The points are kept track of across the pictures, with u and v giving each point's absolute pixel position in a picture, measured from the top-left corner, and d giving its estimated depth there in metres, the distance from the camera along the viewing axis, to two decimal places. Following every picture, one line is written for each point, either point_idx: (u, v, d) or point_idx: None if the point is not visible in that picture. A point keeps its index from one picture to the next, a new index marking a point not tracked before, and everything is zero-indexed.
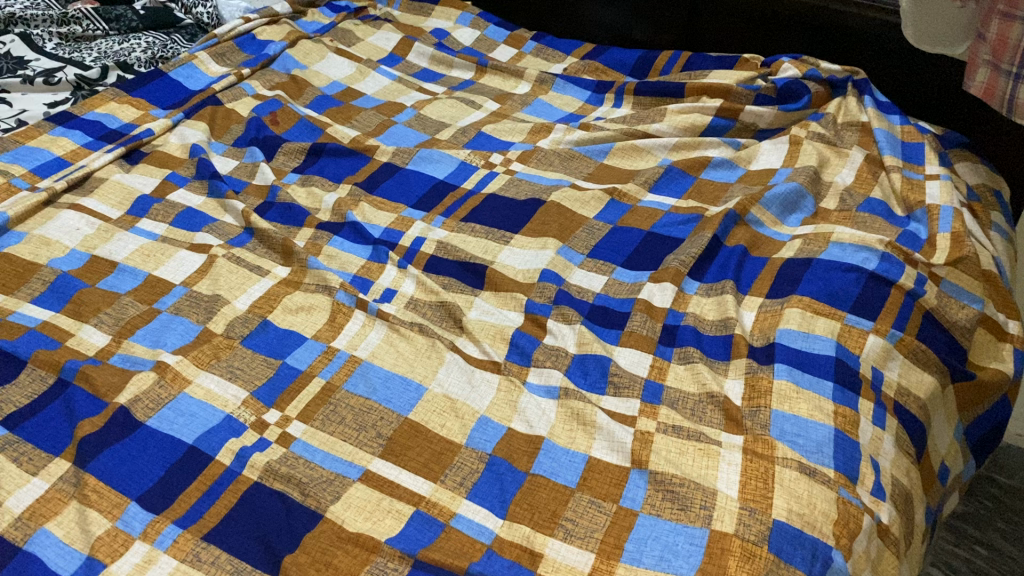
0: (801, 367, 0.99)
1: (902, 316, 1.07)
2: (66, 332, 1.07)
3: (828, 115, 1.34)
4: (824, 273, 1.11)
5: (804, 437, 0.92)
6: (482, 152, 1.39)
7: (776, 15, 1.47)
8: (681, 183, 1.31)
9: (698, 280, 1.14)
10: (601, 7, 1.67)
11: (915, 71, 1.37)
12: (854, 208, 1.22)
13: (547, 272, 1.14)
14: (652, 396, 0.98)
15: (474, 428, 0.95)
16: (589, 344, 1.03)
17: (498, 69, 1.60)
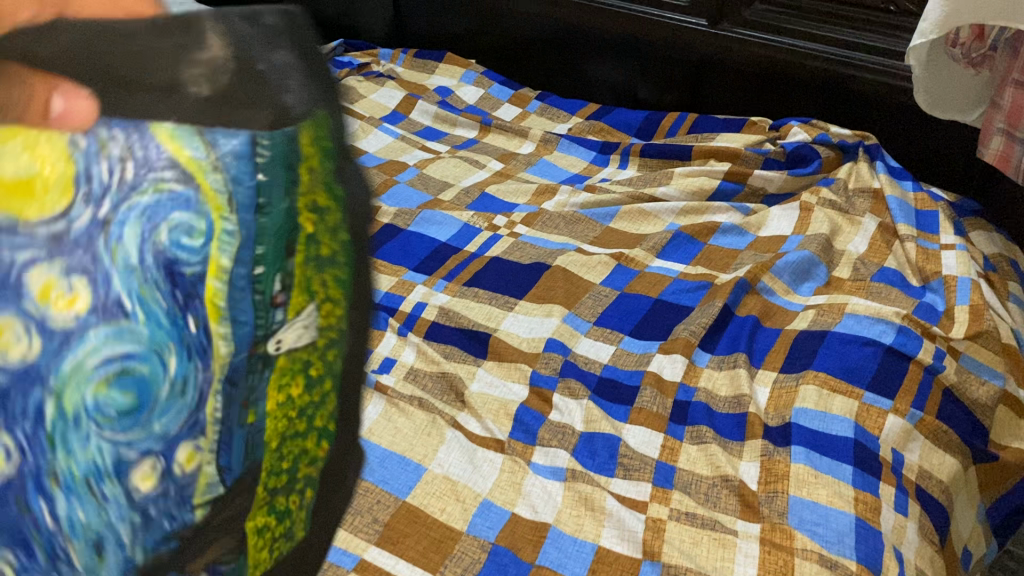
0: (820, 450, 0.95)
1: (922, 394, 1.03)
2: None
3: (839, 181, 1.31)
4: (840, 346, 1.07)
5: (824, 525, 0.87)
6: (486, 215, 1.36)
7: (785, 79, 1.45)
8: (690, 249, 1.28)
9: (710, 351, 1.10)
10: (606, 67, 1.66)
11: (925, 137, 1.35)
12: (867, 278, 1.19)
13: (553, 342, 1.10)
14: (663, 479, 0.94)
15: (476, 513, 0.90)
16: (597, 421, 0.99)
17: (503, 129, 1.58)
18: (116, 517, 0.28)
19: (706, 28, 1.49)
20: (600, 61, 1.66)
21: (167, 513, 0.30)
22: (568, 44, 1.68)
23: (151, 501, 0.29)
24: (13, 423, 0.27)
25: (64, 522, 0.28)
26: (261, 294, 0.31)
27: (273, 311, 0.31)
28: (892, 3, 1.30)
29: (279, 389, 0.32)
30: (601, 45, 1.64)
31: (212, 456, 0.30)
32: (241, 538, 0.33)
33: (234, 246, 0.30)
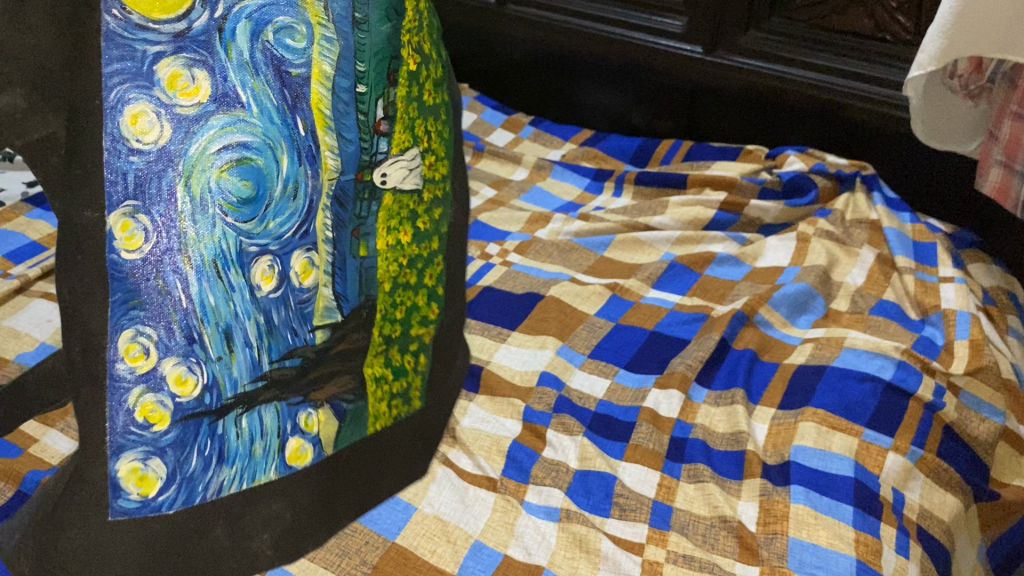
0: (819, 490, 0.93)
1: (922, 431, 1.01)
2: (30, 437, 0.99)
3: (836, 212, 1.30)
4: (838, 382, 1.05)
5: (825, 569, 0.85)
6: (479, 243, 1.35)
7: (780, 106, 1.44)
8: (686, 280, 1.26)
9: (707, 386, 1.08)
10: (599, 92, 1.64)
11: (922, 166, 1.34)
12: (866, 311, 1.18)
13: (547, 375, 1.08)
14: (660, 520, 0.91)
15: (468, 555, 0.87)
16: (592, 459, 0.97)
17: (496, 154, 1.56)
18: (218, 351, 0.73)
19: (700, 55, 1.47)
20: (593, 86, 1.64)
21: (290, 327, 0.78)
22: (561, 69, 1.67)
23: (267, 297, 0.75)
24: (146, 207, 0.67)
25: (195, 301, 0.70)
26: (369, 121, 0.79)
27: (380, 134, 0.81)
28: (885, 31, 1.31)
29: (388, 232, 0.86)
30: (595, 71, 1.62)
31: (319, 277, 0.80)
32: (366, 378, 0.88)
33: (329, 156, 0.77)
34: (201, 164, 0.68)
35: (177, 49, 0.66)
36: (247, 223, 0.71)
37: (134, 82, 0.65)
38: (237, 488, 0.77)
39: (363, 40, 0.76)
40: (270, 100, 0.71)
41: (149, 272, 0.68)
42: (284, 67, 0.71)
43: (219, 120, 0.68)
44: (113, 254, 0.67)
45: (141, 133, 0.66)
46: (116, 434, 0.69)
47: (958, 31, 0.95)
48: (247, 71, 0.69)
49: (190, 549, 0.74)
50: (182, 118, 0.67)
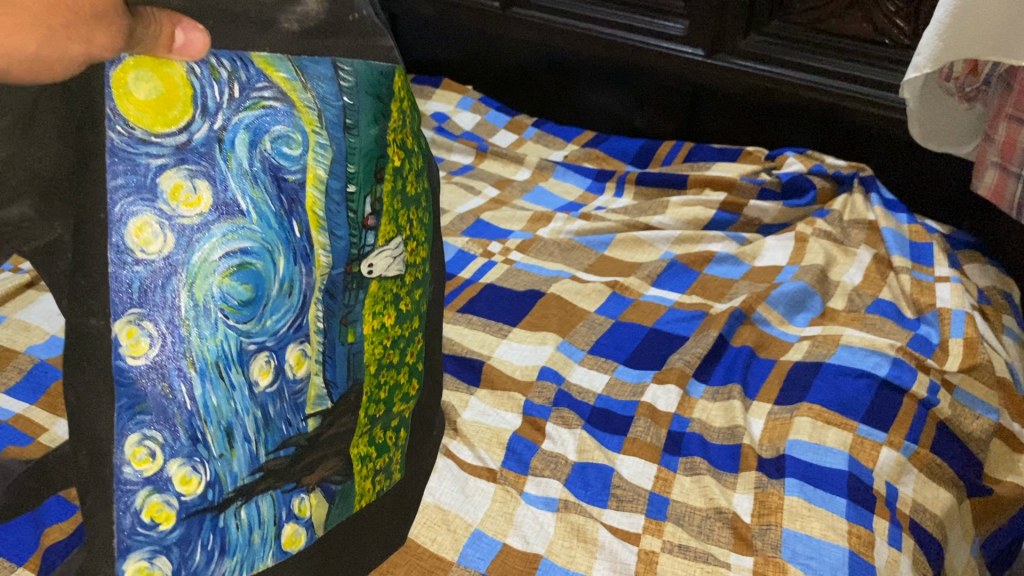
0: (813, 483, 0.95)
1: (916, 427, 1.02)
2: (39, 426, 1.01)
3: (834, 212, 1.32)
4: (834, 378, 1.07)
5: (817, 559, 0.86)
6: (481, 241, 1.36)
7: (780, 108, 1.46)
8: (685, 278, 1.28)
9: (704, 382, 1.10)
10: (603, 94, 1.66)
11: (918, 168, 1.36)
12: (862, 310, 1.19)
13: (547, 370, 1.10)
14: (657, 511, 0.93)
15: (467, 544, 0.89)
16: (590, 451, 0.99)
17: (498, 154, 1.58)
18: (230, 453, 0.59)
19: (702, 58, 1.48)
20: (597, 89, 1.66)
21: (286, 421, 0.62)
22: (565, 71, 1.69)
23: (266, 393, 0.59)
24: (153, 312, 0.52)
25: (200, 404, 0.55)
26: (357, 215, 0.62)
27: (367, 227, 0.64)
28: (885, 35, 1.32)
29: (371, 306, 0.68)
30: (599, 74, 1.64)
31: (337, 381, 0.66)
32: (350, 459, 0.71)
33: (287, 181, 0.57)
34: (204, 272, 0.53)
35: (179, 160, 0.51)
36: (250, 324, 0.56)
37: (137, 195, 0.50)
38: None
39: (355, 143, 0.60)
40: (272, 204, 0.56)
41: (153, 378, 0.53)
42: (282, 174, 0.56)
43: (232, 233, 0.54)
44: (117, 361, 0.52)
45: (144, 248, 0.51)
46: (122, 535, 0.54)
47: (953, 37, 0.97)
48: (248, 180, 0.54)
49: None
50: (185, 229, 0.52)
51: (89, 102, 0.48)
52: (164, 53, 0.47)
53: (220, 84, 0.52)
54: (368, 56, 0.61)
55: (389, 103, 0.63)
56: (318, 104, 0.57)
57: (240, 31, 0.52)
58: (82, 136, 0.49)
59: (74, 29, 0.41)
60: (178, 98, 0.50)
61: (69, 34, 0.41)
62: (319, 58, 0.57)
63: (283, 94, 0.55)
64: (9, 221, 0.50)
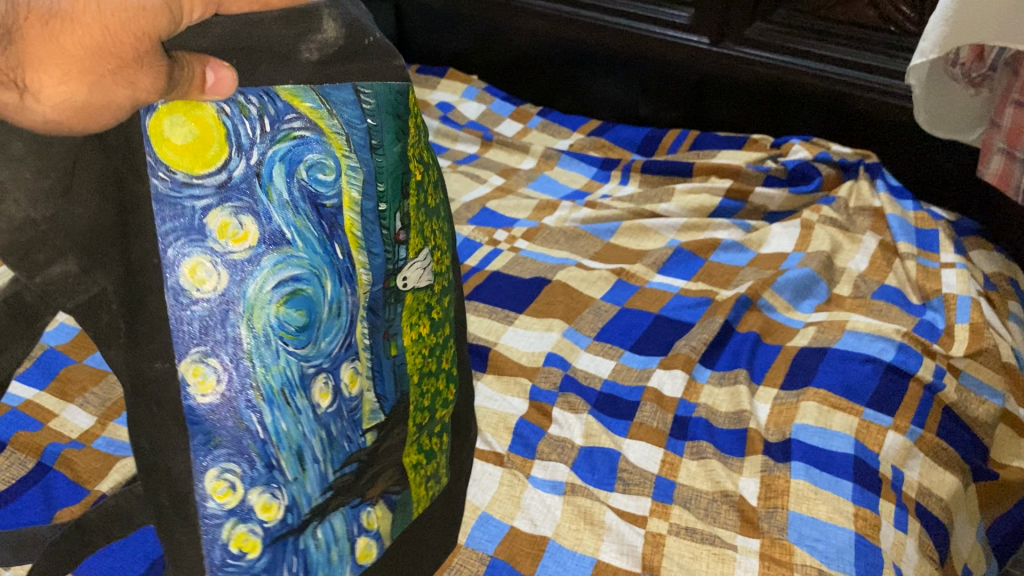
0: (820, 466, 0.95)
1: (922, 412, 1.02)
2: (50, 412, 1.02)
3: (839, 199, 1.31)
4: (841, 363, 1.07)
5: (824, 541, 0.86)
6: (487, 229, 1.37)
7: (784, 96, 1.46)
8: (691, 265, 1.28)
9: (710, 367, 1.10)
10: (607, 84, 1.66)
11: (924, 155, 1.36)
12: (868, 296, 1.19)
13: (553, 356, 1.10)
14: (663, 494, 0.94)
15: (475, 526, 0.90)
16: (597, 436, 0.99)
17: (504, 143, 1.59)
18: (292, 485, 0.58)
19: (707, 46, 1.49)
20: (601, 78, 1.66)
21: (348, 440, 0.61)
22: (570, 61, 1.69)
23: (327, 414, 0.59)
24: (216, 350, 0.51)
25: (270, 432, 0.55)
26: (389, 231, 0.60)
27: (399, 241, 0.61)
28: (889, 22, 1.33)
29: (410, 320, 0.66)
30: (603, 63, 1.65)
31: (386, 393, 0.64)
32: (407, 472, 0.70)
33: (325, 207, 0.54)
34: (260, 304, 0.52)
35: (224, 199, 0.49)
36: (307, 349, 0.55)
37: (186, 237, 0.48)
38: None
39: (383, 162, 0.58)
40: (314, 231, 0.54)
41: (224, 412, 0.52)
42: (320, 202, 0.54)
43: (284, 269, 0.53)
44: (186, 400, 0.51)
45: (201, 290, 0.49)
46: (213, 568, 0.55)
47: (959, 20, 0.97)
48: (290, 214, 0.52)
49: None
50: (238, 264, 0.50)
51: (130, 154, 0.46)
52: (195, 94, 0.43)
53: (252, 120, 0.49)
54: (385, 75, 0.58)
55: (406, 116, 0.60)
56: (346, 129, 0.54)
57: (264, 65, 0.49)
58: (125, 186, 0.47)
59: (120, 73, 0.37)
60: (213, 138, 0.48)
61: (115, 79, 0.37)
62: (340, 84, 0.54)
63: (312, 123, 0.52)
64: (51, 282, 0.46)
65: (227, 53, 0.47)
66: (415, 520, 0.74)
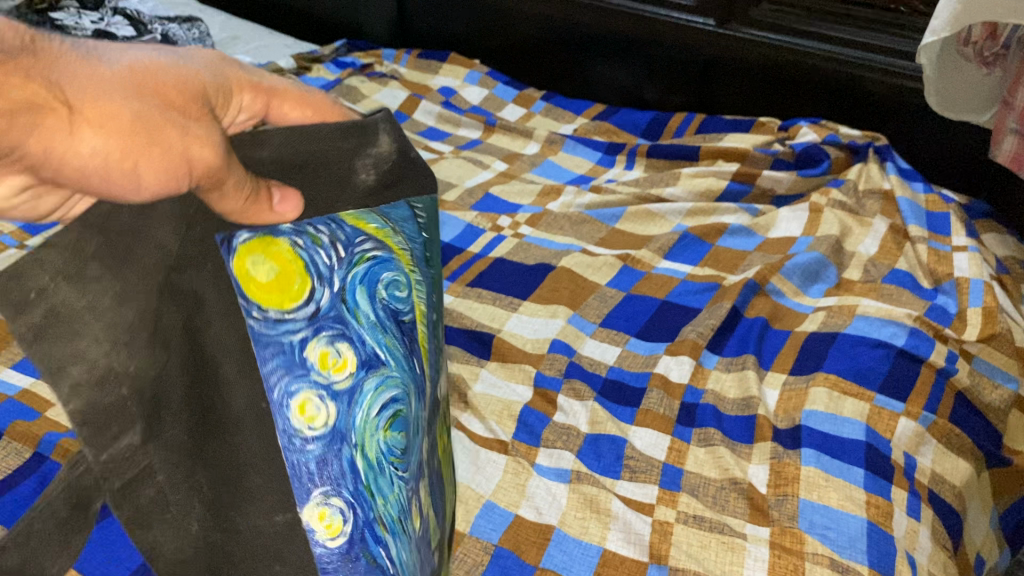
0: (830, 453, 0.93)
1: (934, 397, 1.00)
2: (46, 401, 1.00)
3: (849, 182, 1.29)
4: (851, 348, 1.05)
5: (835, 530, 0.85)
6: (491, 215, 1.35)
7: (792, 79, 1.44)
8: (698, 250, 1.26)
9: (718, 353, 1.08)
10: (612, 67, 1.64)
11: (934, 138, 1.34)
12: (878, 280, 1.17)
13: (558, 343, 1.08)
14: (670, 482, 0.92)
15: (479, 515, 0.88)
16: (602, 423, 0.97)
17: (507, 129, 1.56)
18: None
19: (714, 28, 1.47)
20: (606, 61, 1.64)
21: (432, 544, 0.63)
22: (574, 44, 1.66)
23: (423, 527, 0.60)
24: (337, 487, 0.53)
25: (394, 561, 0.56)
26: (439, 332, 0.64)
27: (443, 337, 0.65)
28: None
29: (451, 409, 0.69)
30: (608, 46, 1.62)
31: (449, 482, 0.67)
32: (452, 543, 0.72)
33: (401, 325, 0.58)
34: (368, 431, 0.55)
35: (316, 331, 0.53)
36: (408, 470, 0.58)
37: (291, 373, 0.51)
38: None
39: (435, 275, 0.62)
40: (399, 347, 0.57)
41: (354, 551, 0.54)
42: (399, 319, 0.58)
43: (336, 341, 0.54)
44: (315, 545, 0.53)
45: (312, 426, 0.52)
46: None
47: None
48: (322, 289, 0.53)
49: None
50: (343, 395, 0.54)
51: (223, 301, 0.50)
52: (267, 213, 0.50)
53: (326, 250, 0.53)
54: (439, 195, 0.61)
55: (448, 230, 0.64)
56: (408, 245, 0.58)
57: (321, 190, 0.54)
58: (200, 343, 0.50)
59: (163, 129, 0.43)
60: (294, 271, 0.52)
61: (166, 121, 0.43)
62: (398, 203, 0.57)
63: (381, 243, 0.56)
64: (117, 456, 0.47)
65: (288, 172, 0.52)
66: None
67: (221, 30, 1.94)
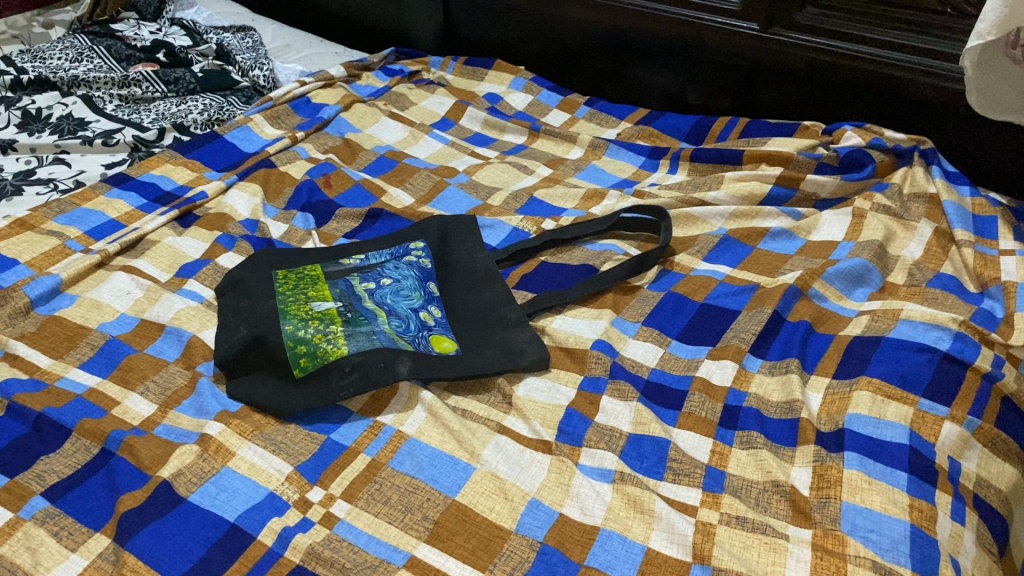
0: (873, 456, 0.93)
1: (979, 401, 1.01)
2: (112, 400, 1.05)
3: (893, 186, 1.30)
4: (894, 352, 1.05)
5: (878, 532, 0.85)
6: (535, 218, 1.36)
7: (835, 81, 1.44)
8: (738, 252, 1.27)
9: (761, 357, 1.09)
10: (655, 72, 1.66)
11: (980, 138, 1.34)
12: (923, 284, 1.17)
13: (600, 342, 1.10)
14: (714, 483, 0.93)
15: (525, 512, 0.90)
16: (646, 424, 0.99)
17: (552, 134, 1.59)
18: (357, 323, 1.07)
19: (757, 32, 1.48)
20: (649, 66, 1.66)
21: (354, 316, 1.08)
22: (616, 48, 1.68)
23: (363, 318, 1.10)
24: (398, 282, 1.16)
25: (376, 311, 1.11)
26: (397, 330, 1.08)
27: (407, 337, 1.08)
28: (947, 5, 1.30)
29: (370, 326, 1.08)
30: (650, 50, 1.64)
31: (361, 329, 1.07)
32: (320, 322, 1.06)
33: (420, 302, 1.14)
34: (404, 295, 1.14)
35: (429, 279, 1.18)
36: (391, 315, 1.10)
37: (427, 277, 1.19)
38: (372, 303, 1.11)
39: (418, 306, 1.13)
40: (421, 296, 1.15)
41: (378, 285, 1.15)
42: (420, 315, 1.12)
43: (386, 275, 1.16)
44: (393, 283, 1.15)
45: (427, 266, 1.20)
46: (422, 308, 1.13)
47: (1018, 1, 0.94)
48: (388, 274, 1.17)
49: (445, 332, 1.11)
50: (421, 279, 1.18)
51: None
52: None
53: (430, 272, 1.20)
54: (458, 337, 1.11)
55: (426, 318, 1.12)
56: (429, 323, 1.11)
57: (474, 266, 1.23)
58: None
59: None
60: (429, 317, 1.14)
61: None
62: (449, 345, 1.08)
63: (422, 326, 1.10)
64: None
65: (491, 279, 1.20)
66: (384, 280, 1.15)
67: (274, 38, 2.00)
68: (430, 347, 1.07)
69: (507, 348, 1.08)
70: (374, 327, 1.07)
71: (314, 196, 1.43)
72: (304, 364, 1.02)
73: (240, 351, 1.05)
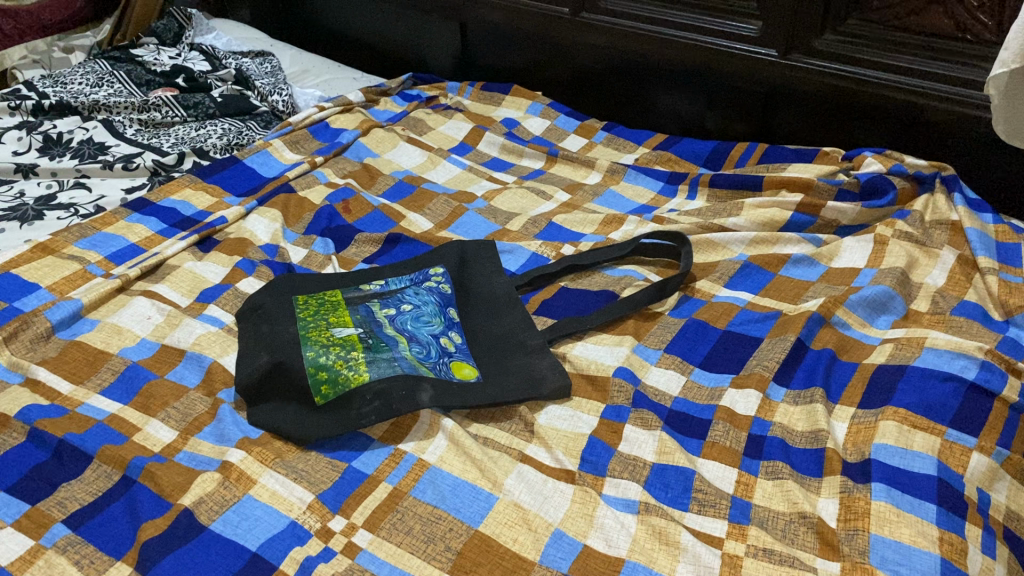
0: (901, 487, 0.92)
1: (1007, 433, 1.00)
2: (133, 426, 1.04)
3: (914, 213, 1.30)
4: (920, 381, 1.03)
5: (907, 566, 0.84)
6: (554, 244, 1.36)
7: (854, 107, 1.45)
8: (759, 279, 1.27)
9: (785, 385, 1.08)
10: (673, 98, 1.66)
11: (1002, 164, 1.34)
12: (947, 312, 1.16)
13: (622, 370, 1.09)
14: (740, 514, 0.92)
15: (549, 543, 0.90)
16: (670, 453, 0.98)
17: (569, 159, 1.59)
18: (378, 349, 1.07)
19: (776, 58, 1.47)
20: (667, 92, 1.66)
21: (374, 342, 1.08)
22: (633, 75, 1.69)
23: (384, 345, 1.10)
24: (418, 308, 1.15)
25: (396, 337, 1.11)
26: (418, 356, 1.08)
27: (428, 363, 1.07)
28: (966, 31, 1.29)
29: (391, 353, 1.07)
30: (669, 77, 1.64)
31: (382, 355, 1.06)
32: (341, 349, 1.06)
33: (441, 328, 1.14)
34: (424, 321, 1.13)
35: (449, 305, 1.18)
36: (411, 341, 1.10)
37: (447, 303, 1.18)
38: (392, 329, 1.11)
39: (438, 332, 1.13)
40: (441, 322, 1.15)
41: (398, 311, 1.14)
42: (441, 341, 1.11)
43: (406, 301, 1.16)
44: (413, 309, 1.15)
45: (446, 292, 1.20)
46: (443, 334, 1.13)
47: None
48: (408, 300, 1.17)
49: (466, 358, 1.10)
50: (441, 304, 1.17)
51: None
52: None
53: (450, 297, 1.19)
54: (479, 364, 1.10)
55: (446, 345, 1.11)
56: (449, 349, 1.11)
57: (494, 290, 1.22)
58: None
59: None
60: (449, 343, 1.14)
61: None
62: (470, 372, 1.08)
63: (442, 352, 1.10)
64: None
65: (511, 304, 1.20)
66: (404, 306, 1.15)
67: (292, 63, 2.02)
68: (451, 373, 1.06)
69: (527, 376, 1.07)
70: (394, 354, 1.07)
71: (334, 221, 1.43)
72: (326, 392, 1.01)
73: (261, 378, 1.05)
